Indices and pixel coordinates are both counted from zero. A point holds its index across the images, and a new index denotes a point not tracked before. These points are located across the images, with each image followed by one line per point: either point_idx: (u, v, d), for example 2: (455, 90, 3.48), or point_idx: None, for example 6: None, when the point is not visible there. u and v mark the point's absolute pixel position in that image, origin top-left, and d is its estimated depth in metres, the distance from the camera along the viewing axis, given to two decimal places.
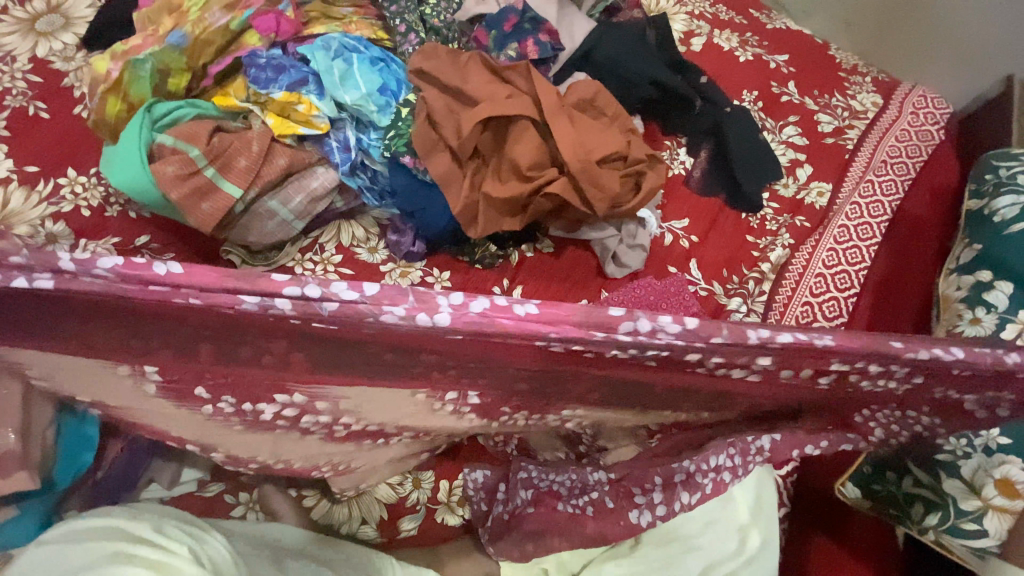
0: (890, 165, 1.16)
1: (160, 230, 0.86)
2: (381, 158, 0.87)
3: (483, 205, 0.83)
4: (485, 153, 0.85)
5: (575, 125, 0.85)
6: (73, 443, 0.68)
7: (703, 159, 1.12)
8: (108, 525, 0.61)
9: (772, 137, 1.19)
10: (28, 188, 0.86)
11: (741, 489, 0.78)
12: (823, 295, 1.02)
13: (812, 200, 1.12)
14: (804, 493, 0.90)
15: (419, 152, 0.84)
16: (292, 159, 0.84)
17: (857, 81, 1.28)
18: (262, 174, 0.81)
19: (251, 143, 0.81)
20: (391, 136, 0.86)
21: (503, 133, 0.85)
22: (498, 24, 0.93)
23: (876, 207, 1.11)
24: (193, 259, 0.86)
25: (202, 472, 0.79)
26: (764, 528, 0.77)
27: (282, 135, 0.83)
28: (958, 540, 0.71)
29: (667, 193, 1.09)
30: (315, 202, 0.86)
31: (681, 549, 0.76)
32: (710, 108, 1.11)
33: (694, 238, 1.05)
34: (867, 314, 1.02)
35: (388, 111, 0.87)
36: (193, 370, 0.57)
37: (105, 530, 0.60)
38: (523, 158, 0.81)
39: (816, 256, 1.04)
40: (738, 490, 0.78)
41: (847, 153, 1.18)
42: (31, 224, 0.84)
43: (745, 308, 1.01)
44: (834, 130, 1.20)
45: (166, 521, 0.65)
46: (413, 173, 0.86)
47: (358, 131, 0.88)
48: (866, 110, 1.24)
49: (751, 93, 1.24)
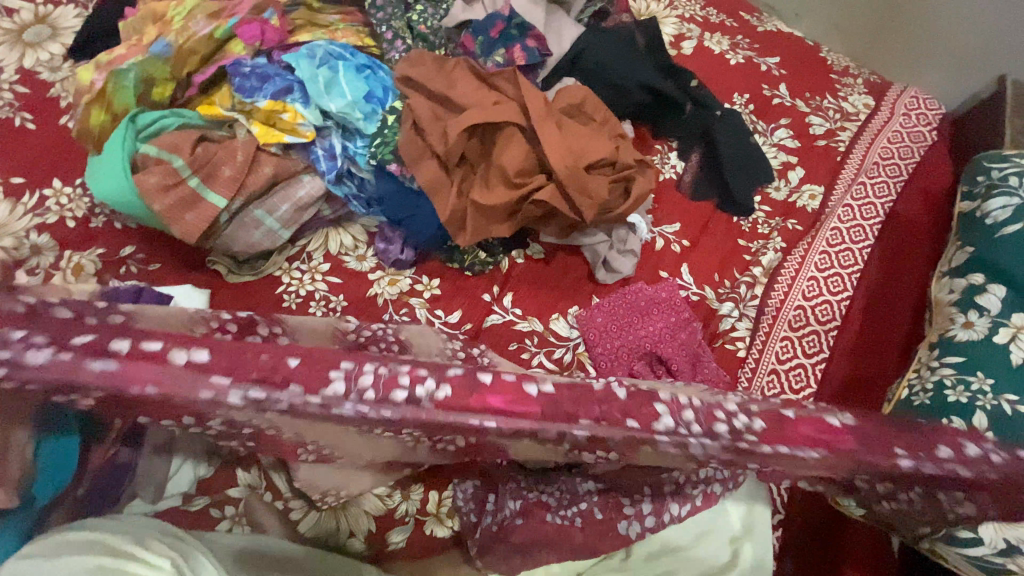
0: (882, 166, 1.15)
1: (147, 241, 0.86)
2: (368, 166, 0.86)
3: (470, 212, 0.82)
4: (472, 160, 0.85)
5: (562, 131, 0.84)
6: (54, 460, 0.62)
7: (694, 163, 1.12)
8: (93, 539, 0.60)
9: (764, 140, 1.19)
10: (13, 199, 0.86)
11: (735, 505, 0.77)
12: (816, 298, 1.01)
13: (804, 203, 1.12)
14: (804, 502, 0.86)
15: (405, 160, 0.84)
16: (278, 169, 0.83)
17: (848, 82, 1.28)
18: (247, 183, 0.81)
19: (236, 153, 0.81)
20: (377, 144, 0.85)
21: (491, 140, 0.85)
22: (485, 31, 0.93)
23: (869, 209, 1.10)
24: (179, 269, 0.85)
25: (188, 488, 0.74)
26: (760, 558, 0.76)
27: (267, 143, 0.83)
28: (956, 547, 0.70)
29: (658, 197, 1.09)
30: (301, 211, 0.85)
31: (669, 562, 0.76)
32: (701, 111, 1.10)
33: (685, 243, 1.05)
34: (861, 317, 1.01)
35: (374, 118, 0.86)
36: (174, 377, 0.51)
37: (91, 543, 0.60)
38: (510, 165, 0.81)
39: (808, 260, 1.03)
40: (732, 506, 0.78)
41: (839, 155, 1.18)
42: (15, 236, 0.83)
43: (737, 313, 1.00)
44: (826, 132, 1.20)
45: (150, 534, 0.65)
46: (399, 180, 0.85)
47: (344, 138, 0.87)
48: (858, 112, 1.24)
49: (742, 96, 1.24)
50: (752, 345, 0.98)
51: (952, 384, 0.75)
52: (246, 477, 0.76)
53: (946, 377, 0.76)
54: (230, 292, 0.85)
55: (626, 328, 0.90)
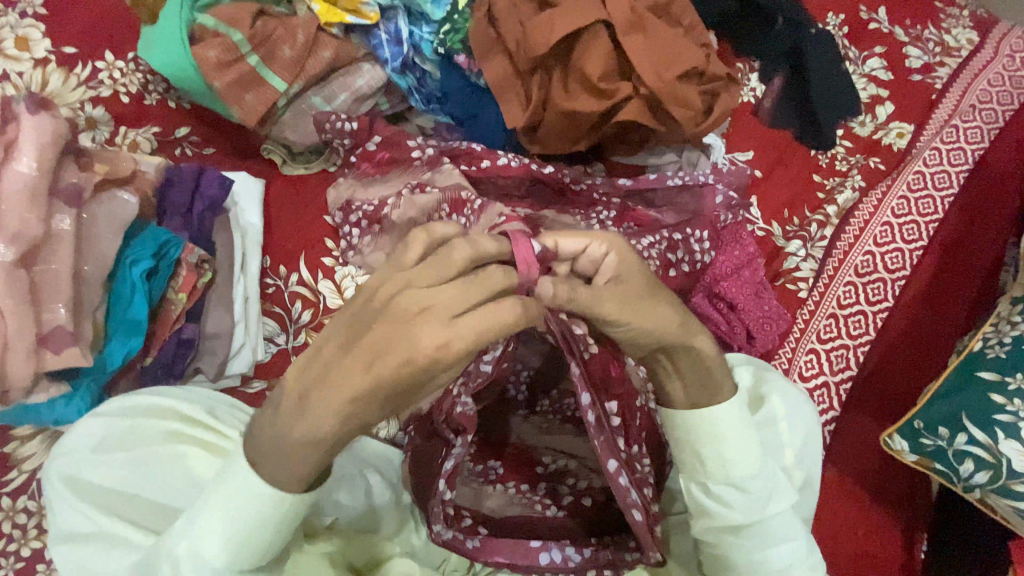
0: (979, 110, 1.09)
1: (201, 123, 0.84)
2: (433, 56, 0.82)
3: (548, 117, 0.78)
4: (548, 63, 0.78)
5: (647, 36, 0.76)
6: (122, 324, 0.64)
7: (777, 87, 1.04)
8: (154, 406, 0.57)
9: (855, 69, 1.12)
10: (65, 70, 0.79)
11: (781, 401, 0.69)
12: (887, 245, 0.96)
13: (890, 140, 1.06)
14: (859, 452, 0.86)
15: (474, 52, 0.79)
16: (338, 53, 0.79)
17: (954, 13, 1.19)
18: (308, 67, 0.78)
19: (297, 32, 0.76)
20: (446, 31, 0.80)
21: (532, 30, 0.75)
22: (443, 108, 0.83)
23: (957, 154, 1.04)
24: (233, 156, 0.84)
25: (247, 369, 0.72)
26: (682, 445, 0.61)
27: (329, 23, 0.78)
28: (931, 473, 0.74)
29: (734, 123, 1.02)
30: (359, 101, 0.82)
31: None
32: (793, 28, 1.03)
33: (758, 173, 0.99)
34: (931, 271, 0.96)
35: (443, 3, 0.80)
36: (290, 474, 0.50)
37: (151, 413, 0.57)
38: (592, 69, 0.74)
39: (885, 204, 0.98)
40: (778, 400, 0.69)
41: (935, 93, 1.10)
42: (70, 107, 0.79)
43: (803, 253, 0.95)
44: (923, 67, 1.13)
45: (220, 404, 0.61)
46: (466, 74, 0.82)
47: (410, 22, 0.82)
48: (961, 47, 1.15)
49: (836, 17, 1.16)
50: (815, 287, 0.94)
51: None
52: None
53: None
54: (283, 183, 0.82)
55: (688, 216, 0.85)
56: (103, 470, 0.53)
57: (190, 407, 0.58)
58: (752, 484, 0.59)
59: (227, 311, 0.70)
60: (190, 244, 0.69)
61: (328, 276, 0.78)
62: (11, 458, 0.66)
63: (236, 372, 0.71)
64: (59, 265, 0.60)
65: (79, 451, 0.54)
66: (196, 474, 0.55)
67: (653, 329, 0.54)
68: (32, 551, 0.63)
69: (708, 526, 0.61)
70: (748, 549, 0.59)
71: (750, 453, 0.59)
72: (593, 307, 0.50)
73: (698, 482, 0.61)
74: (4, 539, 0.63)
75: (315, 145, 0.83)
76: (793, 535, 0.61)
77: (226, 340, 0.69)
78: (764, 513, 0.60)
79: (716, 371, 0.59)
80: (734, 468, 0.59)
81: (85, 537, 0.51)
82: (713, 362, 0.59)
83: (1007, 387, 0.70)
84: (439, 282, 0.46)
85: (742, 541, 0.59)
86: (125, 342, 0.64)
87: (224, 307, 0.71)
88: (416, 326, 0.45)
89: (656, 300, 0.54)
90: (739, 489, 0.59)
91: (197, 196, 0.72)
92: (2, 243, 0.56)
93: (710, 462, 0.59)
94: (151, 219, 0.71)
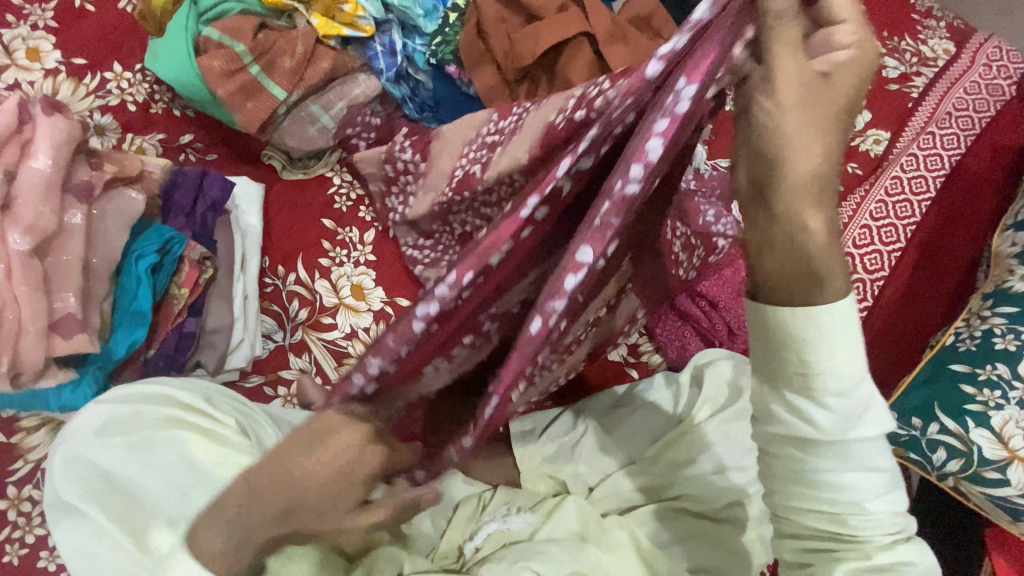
0: (955, 118, 1.12)
1: (204, 131, 0.88)
2: (425, 67, 0.87)
3: None
4: (535, 73, 0.83)
5: (630, 45, 0.80)
6: (128, 315, 0.67)
7: None
8: (156, 392, 0.60)
9: None
10: (75, 81, 0.84)
11: None
12: (867, 247, 1.00)
13: (867, 147, 1.10)
14: None
15: (465, 62, 0.83)
16: (336, 64, 0.83)
17: (930, 25, 1.24)
18: (307, 76, 0.82)
19: (296, 44, 0.81)
20: (438, 43, 0.84)
21: (519, 42, 0.79)
22: (436, 116, 0.88)
23: (933, 160, 1.08)
24: (236, 160, 0.87)
25: (245, 364, 0.75)
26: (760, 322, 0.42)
27: (327, 36, 0.83)
28: (911, 463, 0.76)
29: None
30: (356, 110, 0.86)
31: (727, 502, 0.72)
32: None
33: None
34: (909, 272, 0.99)
35: (435, 17, 0.85)
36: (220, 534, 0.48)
37: (154, 397, 0.60)
38: (576, 77, 0.78)
39: (864, 207, 1.02)
40: None
41: (911, 102, 1.15)
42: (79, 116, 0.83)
43: None
44: (899, 77, 1.17)
45: (218, 393, 0.64)
46: (457, 85, 0.87)
47: (404, 34, 0.87)
48: (936, 58, 1.20)
49: None
50: None
51: (1001, 333, 0.75)
52: (298, 361, 0.78)
53: (996, 326, 0.76)
54: (283, 187, 0.86)
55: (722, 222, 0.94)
56: (102, 457, 0.54)
57: (189, 395, 0.61)
58: (844, 399, 0.41)
59: (228, 307, 0.74)
60: (193, 241, 0.72)
61: (324, 276, 0.81)
62: (18, 449, 0.68)
63: (234, 367, 0.74)
64: (72, 256, 0.63)
65: (83, 435, 0.55)
66: (196, 457, 0.57)
67: (792, 132, 0.39)
68: (36, 538, 0.65)
69: (767, 429, 0.45)
70: (825, 473, 0.43)
71: (853, 356, 0.41)
72: (769, 46, 0.39)
73: (769, 379, 0.43)
74: (9, 526, 0.65)
75: (325, 146, 0.86)
76: (885, 460, 0.44)
77: (225, 334, 0.73)
78: (857, 438, 0.42)
79: (833, 281, 0.41)
80: (826, 376, 0.41)
81: (80, 519, 0.51)
82: (836, 266, 0.41)
83: (977, 378, 0.73)
84: (319, 443, 0.47)
85: (817, 463, 0.43)
86: (130, 332, 0.67)
87: (224, 302, 0.74)
88: (287, 486, 0.45)
89: (829, 131, 0.39)
90: (826, 402, 0.41)
91: (200, 196, 0.76)
92: (18, 233, 0.60)
93: (790, 363, 0.41)
94: (156, 217, 0.75)
